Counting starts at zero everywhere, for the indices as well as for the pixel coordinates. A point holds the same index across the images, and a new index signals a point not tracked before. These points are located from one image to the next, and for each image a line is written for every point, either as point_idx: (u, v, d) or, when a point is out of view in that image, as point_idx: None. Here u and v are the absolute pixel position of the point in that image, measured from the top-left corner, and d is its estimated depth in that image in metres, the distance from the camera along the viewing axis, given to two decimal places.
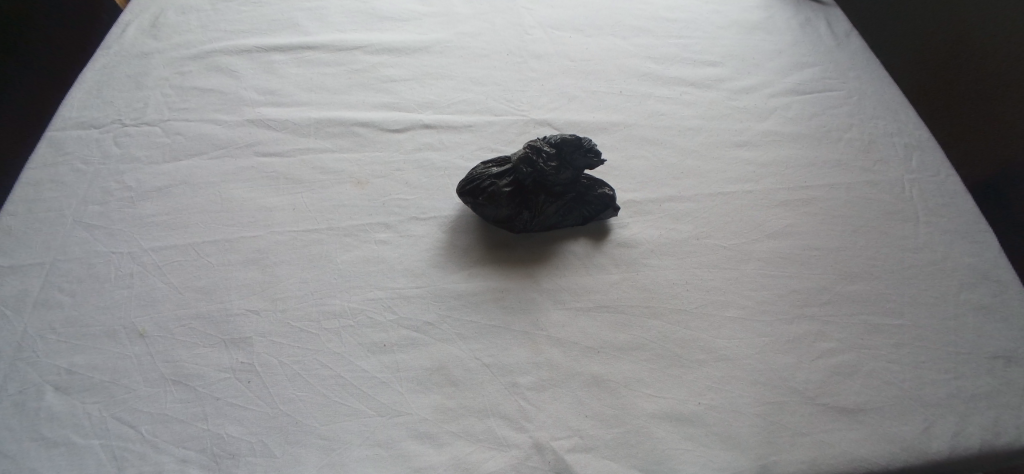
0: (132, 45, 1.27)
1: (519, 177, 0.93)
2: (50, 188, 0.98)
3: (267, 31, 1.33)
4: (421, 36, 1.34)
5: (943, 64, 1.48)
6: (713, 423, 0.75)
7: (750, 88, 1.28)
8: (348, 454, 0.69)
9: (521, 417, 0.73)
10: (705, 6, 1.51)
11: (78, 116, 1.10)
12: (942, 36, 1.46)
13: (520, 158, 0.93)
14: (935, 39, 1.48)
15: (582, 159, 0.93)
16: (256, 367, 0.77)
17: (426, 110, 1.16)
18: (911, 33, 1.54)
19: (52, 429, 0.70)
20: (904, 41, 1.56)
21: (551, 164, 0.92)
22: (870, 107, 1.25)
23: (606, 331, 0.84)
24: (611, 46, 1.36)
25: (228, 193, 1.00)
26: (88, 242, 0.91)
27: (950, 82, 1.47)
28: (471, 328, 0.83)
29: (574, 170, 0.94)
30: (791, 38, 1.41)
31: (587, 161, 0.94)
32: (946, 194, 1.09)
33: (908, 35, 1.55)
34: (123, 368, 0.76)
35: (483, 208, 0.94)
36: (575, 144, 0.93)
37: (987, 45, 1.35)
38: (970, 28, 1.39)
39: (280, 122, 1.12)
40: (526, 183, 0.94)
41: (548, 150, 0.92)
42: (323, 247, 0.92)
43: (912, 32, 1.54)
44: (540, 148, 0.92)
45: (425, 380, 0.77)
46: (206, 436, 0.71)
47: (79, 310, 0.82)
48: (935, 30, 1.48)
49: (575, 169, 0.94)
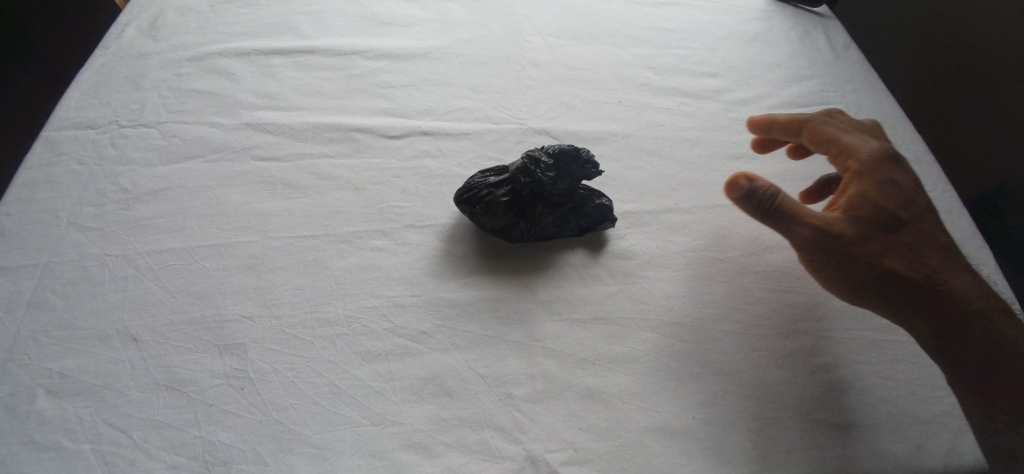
0: (130, 45, 1.25)
1: (516, 186, 0.94)
2: (45, 189, 0.97)
3: (265, 34, 1.31)
4: (420, 42, 1.32)
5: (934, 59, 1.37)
6: (706, 438, 0.76)
7: (749, 100, 1.28)
8: (341, 463, 0.72)
9: (514, 429, 0.75)
10: (705, 16, 1.50)
11: (74, 116, 1.09)
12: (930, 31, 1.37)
13: (518, 168, 0.94)
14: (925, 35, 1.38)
15: (579, 170, 0.93)
16: (250, 374, 0.78)
17: (425, 117, 1.16)
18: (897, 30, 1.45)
19: (43, 433, 0.72)
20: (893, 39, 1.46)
21: (548, 174, 0.92)
22: (868, 121, 1.26)
23: (602, 343, 0.84)
24: (610, 56, 1.35)
25: (224, 197, 0.99)
26: (82, 244, 0.90)
27: (944, 84, 1.35)
28: (466, 338, 0.83)
29: (571, 180, 0.94)
30: (791, 50, 1.42)
31: (585, 172, 0.93)
32: (941, 210, 1.10)
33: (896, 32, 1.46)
34: (115, 373, 0.77)
35: (480, 218, 0.94)
36: (572, 155, 0.93)
37: (981, 39, 1.27)
38: (963, 26, 1.30)
39: (277, 126, 1.12)
40: (523, 193, 0.94)
41: (545, 160, 0.93)
42: (320, 253, 0.92)
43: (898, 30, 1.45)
44: (537, 158, 0.93)
45: (420, 390, 0.78)
46: (198, 442, 0.72)
47: (73, 312, 0.83)
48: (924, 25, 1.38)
49: (573, 180, 0.94)
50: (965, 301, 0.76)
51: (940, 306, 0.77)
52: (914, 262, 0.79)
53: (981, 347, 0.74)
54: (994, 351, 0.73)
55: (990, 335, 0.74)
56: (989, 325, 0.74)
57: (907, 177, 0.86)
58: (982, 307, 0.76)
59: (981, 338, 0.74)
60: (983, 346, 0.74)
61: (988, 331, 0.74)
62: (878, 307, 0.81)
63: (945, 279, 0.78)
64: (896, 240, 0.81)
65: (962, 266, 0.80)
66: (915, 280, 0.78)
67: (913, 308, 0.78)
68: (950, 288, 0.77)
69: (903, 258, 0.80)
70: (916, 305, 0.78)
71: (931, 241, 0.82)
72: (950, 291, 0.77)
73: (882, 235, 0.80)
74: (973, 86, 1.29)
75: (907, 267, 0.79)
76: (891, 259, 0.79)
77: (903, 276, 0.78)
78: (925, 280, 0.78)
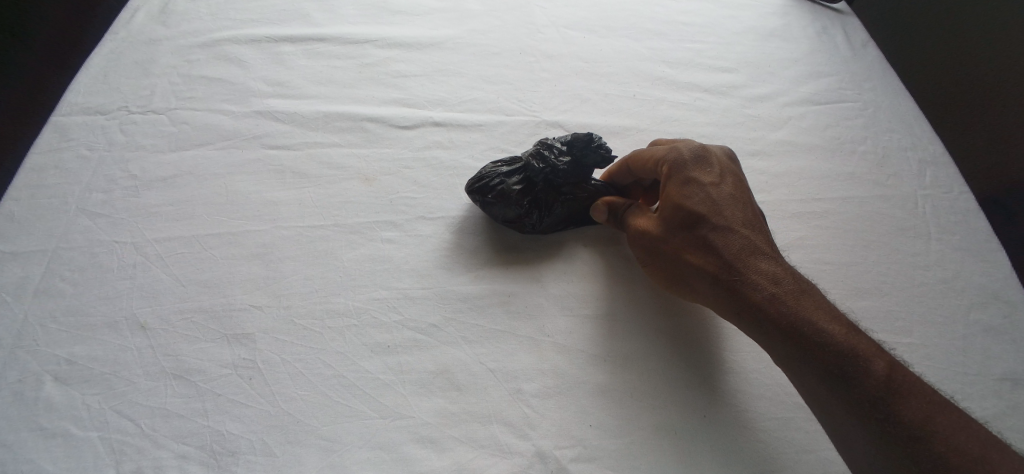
0: (140, 30, 1.22)
1: (529, 174, 0.93)
2: (54, 175, 0.96)
3: (276, 20, 1.28)
4: (433, 32, 1.30)
5: (944, 59, 1.34)
6: (718, 437, 0.76)
7: (764, 96, 1.26)
8: (349, 456, 0.71)
9: (524, 426, 0.74)
10: (723, 10, 1.47)
11: (84, 101, 1.08)
12: (937, 30, 1.36)
13: (531, 155, 0.94)
14: (931, 35, 1.37)
15: (594, 155, 0.92)
16: (258, 364, 0.78)
17: (436, 108, 1.15)
18: (904, 26, 1.42)
19: (50, 420, 0.72)
20: (900, 34, 1.42)
21: (561, 160, 0.92)
22: (885, 120, 1.24)
23: (611, 339, 0.83)
24: (626, 49, 1.33)
25: (234, 185, 0.98)
26: (91, 230, 0.90)
27: (954, 83, 1.32)
28: (476, 332, 0.82)
29: (585, 167, 0.93)
30: (808, 46, 1.39)
31: (599, 157, 0.92)
32: (959, 211, 1.08)
33: (903, 28, 1.42)
34: (123, 361, 0.77)
35: (491, 207, 0.92)
36: (585, 140, 0.92)
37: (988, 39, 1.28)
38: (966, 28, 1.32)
39: (287, 114, 1.10)
40: (536, 180, 0.93)
41: (558, 146, 0.94)
42: (330, 244, 0.91)
43: (905, 27, 1.41)
44: (550, 145, 0.94)
45: (428, 383, 0.77)
46: (206, 432, 0.72)
47: (81, 299, 0.82)
48: (931, 26, 1.37)
49: (587, 167, 0.93)
50: (758, 292, 0.74)
51: (744, 297, 0.75)
52: (721, 255, 0.78)
53: (781, 336, 0.72)
54: (790, 341, 0.71)
55: (790, 325, 0.71)
56: (788, 314, 0.72)
57: (710, 176, 0.84)
58: (783, 297, 0.73)
59: (781, 327, 0.72)
60: (778, 334, 0.72)
61: (803, 321, 0.71)
62: (698, 298, 0.81)
63: (747, 271, 0.76)
64: (717, 235, 0.79)
65: (776, 260, 0.78)
66: (716, 274, 0.77)
67: (723, 302, 0.77)
68: (750, 278, 0.76)
69: (699, 253, 0.79)
70: (722, 300, 0.77)
71: (736, 234, 0.79)
72: (755, 281, 0.75)
73: (704, 230, 0.79)
74: (977, 84, 1.29)
75: (706, 262, 0.78)
76: (692, 255, 0.80)
77: (710, 272, 0.78)
78: (726, 277, 0.77)
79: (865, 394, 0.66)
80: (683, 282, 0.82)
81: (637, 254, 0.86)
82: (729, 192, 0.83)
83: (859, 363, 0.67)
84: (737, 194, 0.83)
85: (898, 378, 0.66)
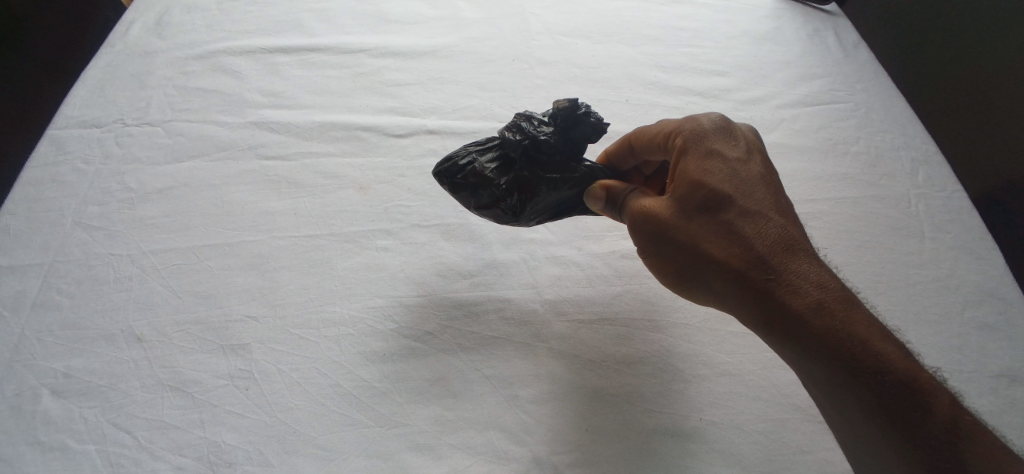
0: (137, 43, 1.23)
1: (506, 150, 0.85)
2: (51, 188, 0.97)
3: (271, 31, 1.29)
4: (428, 40, 1.31)
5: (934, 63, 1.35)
6: (714, 440, 0.76)
7: (757, 99, 1.27)
8: (345, 465, 0.71)
9: (520, 432, 0.75)
10: (715, 14, 1.48)
11: (80, 114, 1.09)
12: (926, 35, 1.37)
13: (507, 130, 0.86)
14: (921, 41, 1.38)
15: (580, 125, 0.85)
16: (254, 374, 0.78)
17: (430, 116, 1.15)
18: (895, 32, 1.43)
19: (47, 433, 0.72)
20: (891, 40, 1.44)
21: (542, 132, 0.84)
22: (877, 120, 1.25)
23: (608, 344, 0.84)
24: (619, 54, 1.34)
25: (229, 196, 0.99)
26: (87, 243, 0.90)
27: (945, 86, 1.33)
28: (471, 339, 0.82)
29: (571, 139, 0.86)
30: (801, 48, 1.40)
31: (585, 126, 0.85)
32: (953, 210, 1.08)
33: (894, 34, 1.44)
34: (120, 373, 0.78)
35: (463, 190, 0.84)
36: (570, 109, 0.85)
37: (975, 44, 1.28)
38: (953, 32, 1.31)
39: (283, 125, 1.11)
40: (513, 156, 0.84)
41: (539, 119, 0.86)
42: (325, 253, 0.91)
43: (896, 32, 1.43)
44: (529, 117, 0.86)
45: (424, 391, 0.77)
46: (203, 443, 0.73)
47: (78, 312, 0.83)
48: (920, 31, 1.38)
49: (573, 138, 0.86)
50: (788, 285, 0.70)
51: (776, 294, 0.70)
52: (751, 246, 0.72)
53: (816, 339, 0.66)
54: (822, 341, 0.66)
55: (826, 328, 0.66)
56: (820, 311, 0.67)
57: (736, 152, 0.80)
58: (824, 301, 0.68)
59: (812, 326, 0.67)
60: (812, 341, 0.67)
61: (846, 329, 0.65)
62: (717, 289, 0.76)
63: (776, 262, 0.71)
64: (743, 221, 0.74)
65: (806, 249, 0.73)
66: (740, 264, 0.72)
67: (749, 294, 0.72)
68: (778, 271, 0.71)
69: (723, 241, 0.74)
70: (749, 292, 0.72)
71: (763, 221, 0.74)
72: (790, 278, 0.70)
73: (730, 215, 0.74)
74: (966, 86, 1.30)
75: (731, 250, 0.73)
76: (714, 242, 0.74)
77: (735, 262, 0.73)
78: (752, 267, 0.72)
79: (909, 416, 0.61)
80: (702, 272, 0.77)
81: (636, 237, 0.80)
82: (757, 175, 0.78)
83: (906, 381, 0.62)
84: (765, 177, 0.78)
85: (948, 400, 0.62)
